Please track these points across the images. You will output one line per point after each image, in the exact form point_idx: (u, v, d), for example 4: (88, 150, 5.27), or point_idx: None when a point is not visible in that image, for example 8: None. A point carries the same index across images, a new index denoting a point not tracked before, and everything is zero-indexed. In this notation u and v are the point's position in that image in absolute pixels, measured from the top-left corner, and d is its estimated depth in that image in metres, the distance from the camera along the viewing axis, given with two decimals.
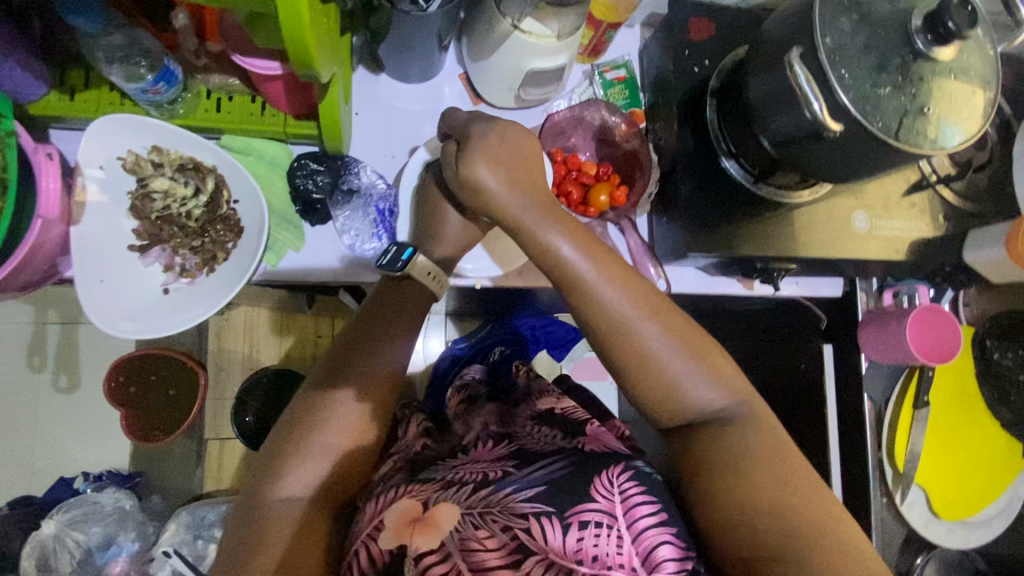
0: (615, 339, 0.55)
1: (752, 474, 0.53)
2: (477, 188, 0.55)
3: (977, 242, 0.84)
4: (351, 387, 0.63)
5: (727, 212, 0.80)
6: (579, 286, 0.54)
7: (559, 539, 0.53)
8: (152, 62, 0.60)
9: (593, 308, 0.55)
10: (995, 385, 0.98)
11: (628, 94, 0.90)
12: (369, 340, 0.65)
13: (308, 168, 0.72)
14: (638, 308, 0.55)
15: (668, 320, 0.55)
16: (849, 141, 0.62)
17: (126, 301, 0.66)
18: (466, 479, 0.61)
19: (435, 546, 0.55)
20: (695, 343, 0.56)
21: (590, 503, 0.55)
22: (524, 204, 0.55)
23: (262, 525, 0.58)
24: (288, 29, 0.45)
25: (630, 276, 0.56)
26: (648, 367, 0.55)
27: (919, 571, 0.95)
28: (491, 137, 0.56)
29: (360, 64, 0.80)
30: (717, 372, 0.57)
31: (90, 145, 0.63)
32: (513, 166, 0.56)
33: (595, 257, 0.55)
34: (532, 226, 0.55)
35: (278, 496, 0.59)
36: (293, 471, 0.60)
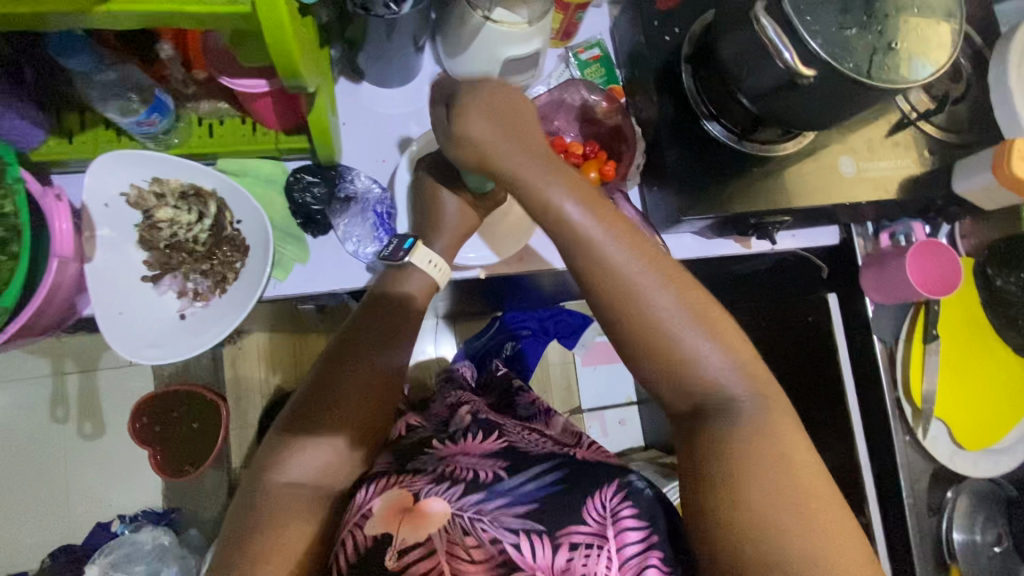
0: (615, 302, 0.56)
1: (760, 471, 0.52)
2: (472, 145, 0.58)
3: (965, 171, 0.85)
4: (364, 380, 0.65)
5: (717, 173, 0.81)
6: (579, 244, 0.56)
7: (547, 557, 0.56)
8: (143, 95, 0.62)
9: (599, 271, 0.56)
10: (1002, 312, 0.99)
11: (605, 72, 0.92)
12: (371, 338, 0.67)
13: (304, 181, 0.74)
14: (641, 267, 0.56)
15: (673, 285, 0.56)
16: (824, 86, 0.63)
17: (145, 329, 0.68)
18: (459, 476, 0.62)
19: (423, 539, 0.57)
20: (705, 312, 0.56)
21: (580, 525, 0.57)
22: (524, 160, 0.57)
23: (260, 508, 0.61)
24: (270, 35, 0.46)
25: (641, 243, 0.57)
26: (649, 332, 0.55)
27: (951, 505, 0.96)
28: (484, 92, 0.58)
29: (341, 75, 0.82)
30: (728, 344, 0.57)
31: (93, 183, 0.65)
32: (508, 122, 0.58)
33: (598, 217, 0.57)
34: (535, 180, 0.57)
35: (280, 482, 0.62)
36: (295, 458, 0.63)
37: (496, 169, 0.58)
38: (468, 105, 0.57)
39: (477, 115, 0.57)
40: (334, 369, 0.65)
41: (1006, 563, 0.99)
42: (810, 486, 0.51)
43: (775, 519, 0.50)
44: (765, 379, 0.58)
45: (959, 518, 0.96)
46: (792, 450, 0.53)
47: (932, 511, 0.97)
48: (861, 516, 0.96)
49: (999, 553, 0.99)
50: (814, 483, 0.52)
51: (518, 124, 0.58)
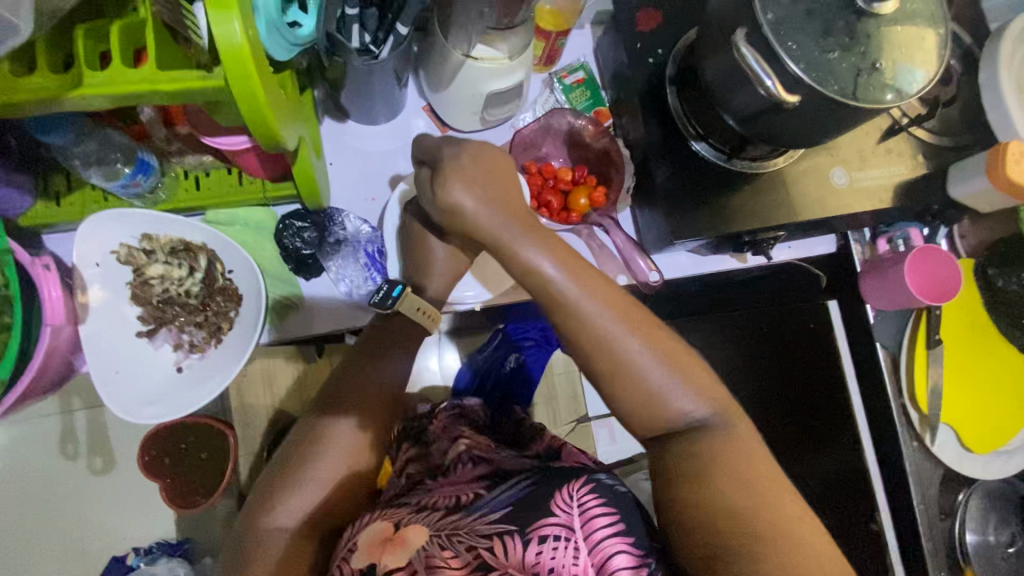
0: (590, 350, 0.56)
1: (743, 501, 0.53)
2: (457, 212, 0.59)
3: (959, 176, 0.85)
4: (349, 419, 0.67)
5: (707, 193, 0.80)
6: (556, 301, 0.56)
7: (518, 554, 0.55)
8: (127, 156, 0.63)
9: (576, 326, 0.56)
10: (1004, 311, 0.98)
11: (589, 95, 0.91)
12: (359, 365, 0.69)
13: (294, 227, 0.73)
14: (615, 320, 0.56)
15: (645, 333, 0.57)
16: (809, 109, 0.62)
17: (144, 386, 0.69)
18: (439, 504, 0.63)
19: (403, 563, 0.56)
20: (675, 355, 0.57)
21: (551, 517, 0.56)
22: (502, 223, 0.58)
23: (256, 554, 0.63)
24: (241, 99, 0.45)
25: (616, 297, 0.57)
26: (624, 379, 0.56)
27: (963, 509, 0.95)
28: (465, 162, 0.60)
29: (325, 114, 0.82)
30: (699, 386, 0.58)
31: (84, 245, 0.66)
32: (490, 187, 0.59)
33: (572, 274, 0.56)
34: (513, 242, 0.57)
35: (271, 524, 0.64)
36: (285, 501, 0.64)
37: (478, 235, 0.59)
38: (450, 174, 0.58)
39: (459, 186, 0.58)
40: (323, 411, 0.68)
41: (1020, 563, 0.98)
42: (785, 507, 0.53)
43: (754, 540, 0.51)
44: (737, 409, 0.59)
45: (971, 521, 0.95)
46: (767, 488, 0.54)
47: (944, 515, 0.96)
48: (872, 524, 0.95)
49: (1012, 552, 0.98)
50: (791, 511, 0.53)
51: (501, 193, 0.59)
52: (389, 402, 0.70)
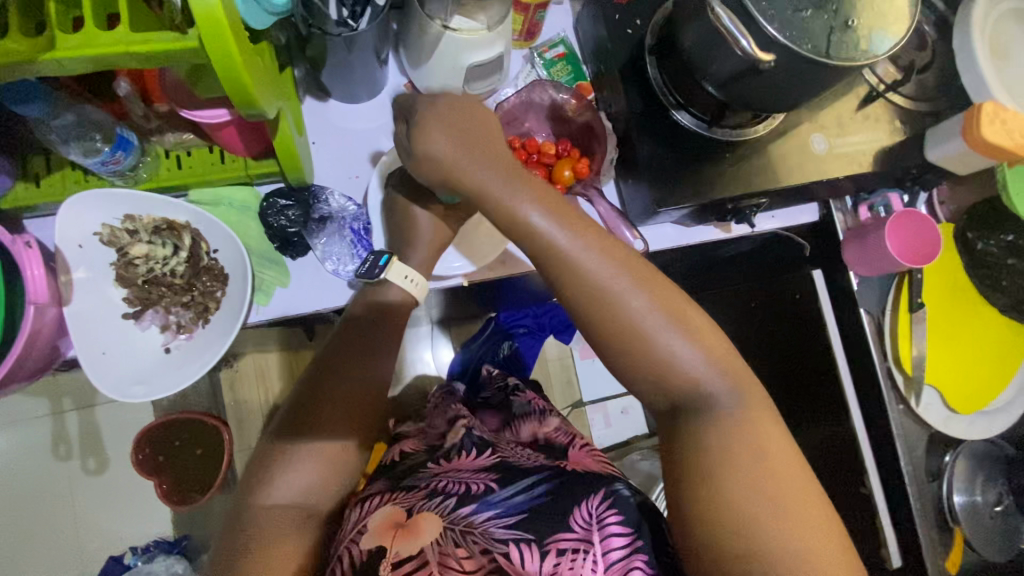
0: (589, 307, 0.58)
1: (739, 466, 0.53)
2: (434, 161, 0.60)
3: (935, 140, 0.85)
4: (344, 402, 0.68)
5: (690, 162, 0.81)
6: (549, 252, 0.58)
7: (536, 562, 0.56)
8: (107, 133, 0.63)
9: (573, 277, 0.57)
10: (985, 274, 0.99)
11: (571, 69, 0.92)
12: (358, 351, 0.70)
13: (278, 205, 0.74)
14: (616, 272, 0.58)
15: (652, 288, 0.58)
16: (786, 70, 0.63)
17: (131, 367, 0.69)
18: (449, 490, 0.63)
19: (416, 551, 0.57)
20: (681, 312, 0.58)
21: (568, 532, 0.57)
22: (486, 173, 0.59)
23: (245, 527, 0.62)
24: (218, 62, 0.45)
25: (614, 248, 0.59)
26: (623, 334, 0.57)
27: (949, 469, 0.97)
28: (441, 109, 0.61)
29: (307, 94, 0.82)
30: (705, 344, 0.58)
31: (65, 225, 0.65)
32: (472, 141, 0.60)
33: (563, 223, 0.58)
34: (499, 192, 0.59)
35: (265, 501, 0.63)
36: (280, 476, 0.64)
37: (460, 182, 0.60)
38: (426, 122, 0.60)
39: (434, 132, 0.60)
40: (319, 386, 0.68)
41: (1009, 522, 1.00)
42: (782, 468, 0.53)
43: (738, 495, 0.51)
44: (739, 372, 0.58)
45: (958, 481, 0.97)
46: (773, 457, 0.54)
47: (932, 477, 0.98)
48: (863, 488, 0.97)
49: (1001, 512, 1.00)
50: (787, 471, 0.53)
51: (479, 143, 0.60)
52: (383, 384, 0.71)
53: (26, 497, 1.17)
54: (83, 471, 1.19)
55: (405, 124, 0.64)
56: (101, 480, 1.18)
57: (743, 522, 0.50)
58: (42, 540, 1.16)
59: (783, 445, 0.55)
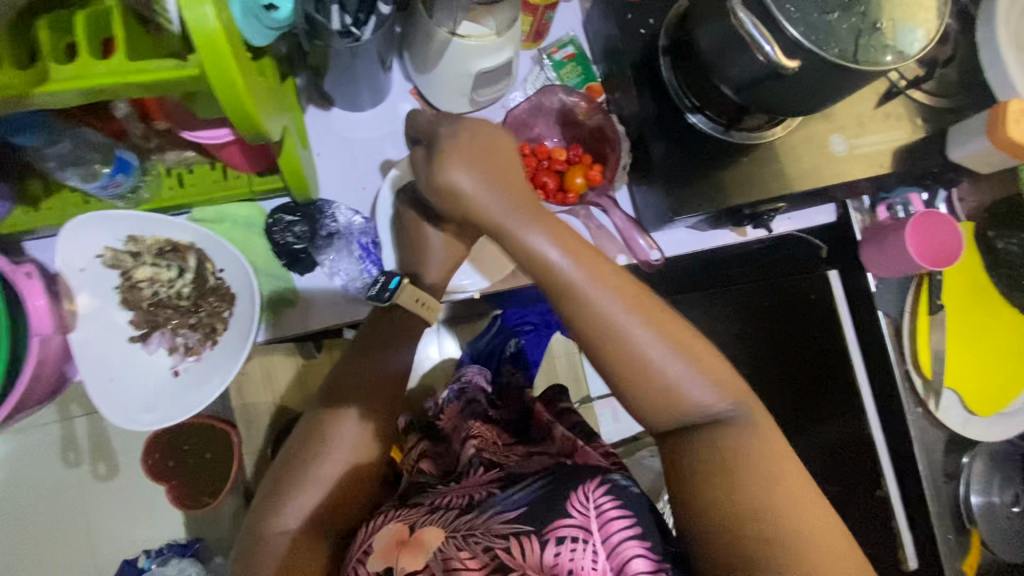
0: (600, 340, 0.55)
1: (775, 523, 0.49)
2: (453, 192, 0.57)
3: (958, 139, 0.83)
4: (352, 416, 0.66)
5: (706, 166, 0.79)
6: (563, 289, 0.56)
7: (536, 555, 0.53)
8: (105, 155, 0.62)
9: (581, 312, 0.55)
10: (1005, 273, 0.97)
11: (580, 70, 0.90)
12: (366, 353, 0.68)
13: (284, 221, 0.72)
14: (625, 308, 0.55)
15: (658, 322, 0.56)
16: (810, 75, 0.60)
17: (140, 392, 0.68)
18: (452, 504, 0.62)
19: (420, 566, 0.56)
20: (690, 346, 0.56)
21: (567, 518, 0.54)
22: (501, 204, 0.57)
23: (261, 553, 0.62)
24: (220, 88, 0.43)
25: (626, 284, 0.56)
26: (638, 371, 0.55)
27: (967, 471, 0.96)
28: (463, 139, 0.59)
29: (310, 102, 0.79)
30: (715, 377, 0.56)
31: (67, 251, 0.64)
32: (490, 169, 0.58)
33: (579, 260, 0.56)
34: (515, 228, 0.56)
35: (278, 523, 0.63)
36: (292, 501, 0.63)
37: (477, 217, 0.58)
38: (447, 157, 0.57)
39: (457, 165, 0.57)
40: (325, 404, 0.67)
41: None
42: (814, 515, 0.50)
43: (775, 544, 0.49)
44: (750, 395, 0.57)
45: (976, 483, 0.96)
46: (810, 513, 0.50)
47: (949, 478, 0.97)
48: (879, 490, 0.96)
49: (1017, 512, 0.99)
50: (824, 530, 0.50)
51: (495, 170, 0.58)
52: (389, 396, 0.68)
53: (38, 504, 1.16)
54: (94, 478, 1.18)
55: (423, 149, 0.61)
56: (112, 487, 1.18)
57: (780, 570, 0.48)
58: (55, 545, 1.16)
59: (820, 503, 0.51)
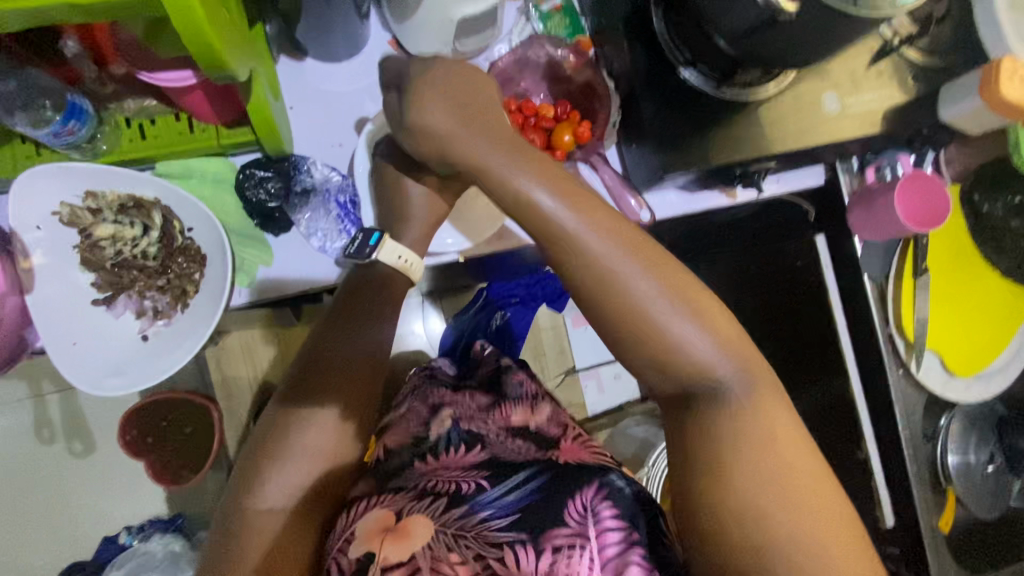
0: (597, 290, 0.53)
1: (766, 465, 0.49)
2: (429, 135, 0.56)
3: (952, 96, 0.81)
4: (334, 391, 0.63)
5: (696, 125, 0.76)
6: (557, 238, 0.54)
7: (531, 562, 0.53)
8: (56, 100, 0.57)
9: (578, 258, 0.54)
10: (989, 237, 0.98)
11: (568, 22, 0.86)
12: (347, 322, 0.66)
13: (256, 177, 0.68)
14: (619, 253, 0.53)
15: (656, 271, 0.53)
16: (805, 21, 0.58)
17: (107, 357, 0.65)
18: (439, 491, 0.59)
19: (407, 557, 0.54)
20: (692, 297, 0.54)
21: (563, 527, 0.54)
22: (487, 148, 0.55)
23: (236, 534, 0.58)
24: (178, 20, 0.40)
25: (619, 229, 0.54)
26: (634, 317, 0.53)
27: (944, 432, 0.98)
28: (439, 75, 0.57)
29: (281, 53, 0.75)
30: (715, 327, 0.54)
31: (19, 205, 0.60)
32: (468, 108, 0.56)
33: (572, 204, 0.54)
34: (501, 170, 0.54)
35: (260, 506, 0.59)
36: (272, 481, 0.60)
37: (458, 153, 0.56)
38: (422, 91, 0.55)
39: (433, 103, 0.56)
40: (304, 373, 0.63)
41: (999, 480, 1.02)
42: (798, 462, 0.50)
43: (751, 486, 0.49)
44: (759, 364, 0.55)
45: (952, 443, 0.99)
46: (798, 457, 0.50)
47: (927, 439, 0.99)
48: (858, 452, 0.98)
49: (992, 471, 1.02)
50: (811, 478, 0.49)
51: None
52: (375, 372, 0.66)
53: (13, 481, 1.13)
54: (70, 454, 1.16)
55: (397, 92, 0.59)
56: (89, 462, 1.15)
57: (750, 511, 0.48)
58: (33, 524, 1.14)
59: (806, 449, 0.51)
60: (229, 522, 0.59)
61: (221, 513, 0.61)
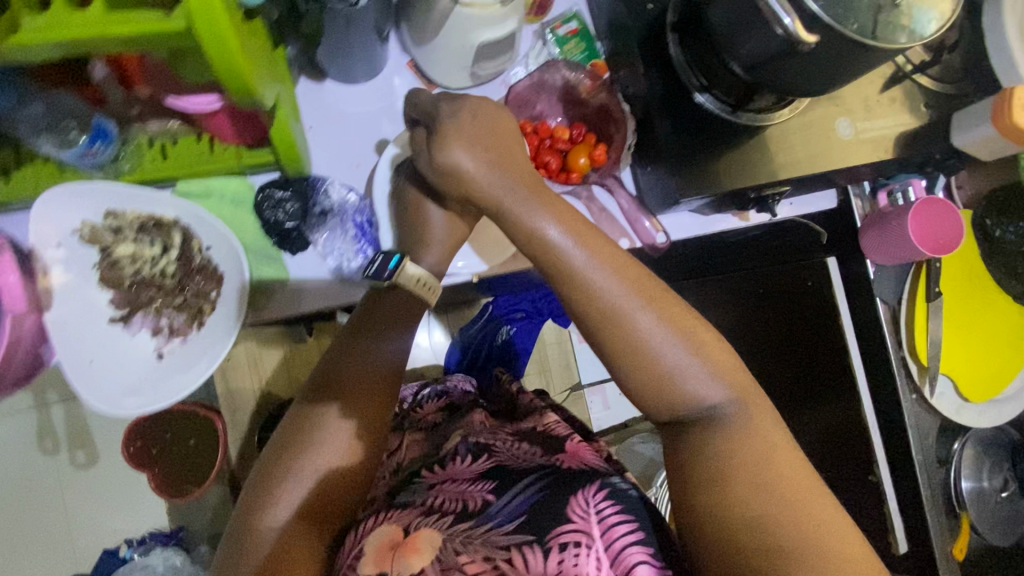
0: (600, 322, 0.54)
1: (791, 503, 0.48)
2: (454, 172, 0.56)
3: (964, 125, 0.80)
4: (347, 407, 0.62)
5: (710, 147, 0.77)
6: (565, 273, 0.54)
7: (540, 563, 0.52)
8: (83, 122, 0.59)
9: (584, 292, 0.54)
10: (1002, 261, 0.98)
11: (585, 46, 0.87)
12: (359, 342, 0.64)
13: (274, 197, 0.69)
14: (623, 290, 0.54)
15: (660, 305, 0.54)
16: (822, 53, 0.58)
17: (123, 377, 0.65)
18: (447, 507, 0.58)
19: (419, 569, 0.53)
20: (695, 334, 0.54)
21: (568, 523, 0.53)
22: (506, 189, 0.56)
23: (247, 550, 0.57)
24: (214, 51, 0.40)
25: (626, 266, 0.55)
26: (638, 352, 0.53)
27: (958, 457, 0.97)
28: (465, 121, 0.57)
29: (301, 74, 0.75)
30: (716, 364, 0.54)
31: (39, 226, 0.60)
32: (488, 144, 0.57)
33: (584, 242, 0.55)
34: (518, 209, 0.55)
35: (270, 521, 0.58)
36: (282, 496, 0.59)
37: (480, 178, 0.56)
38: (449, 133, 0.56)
39: (458, 145, 0.56)
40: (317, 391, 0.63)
41: (1013, 506, 1.01)
42: (819, 501, 0.49)
43: (770, 520, 0.48)
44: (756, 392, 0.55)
45: (965, 467, 0.98)
46: (818, 499, 0.49)
47: (940, 463, 0.98)
48: (870, 476, 0.97)
49: (1005, 497, 1.01)
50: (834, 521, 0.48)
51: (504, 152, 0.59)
52: (390, 385, 0.66)
53: (15, 492, 1.13)
54: (72, 465, 1.15)
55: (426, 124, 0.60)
56: (92, 474, 1.15)
57: (770, 548, 0.47)
58: (33, 536, 1.13)
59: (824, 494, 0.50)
60: (238, 534, 0.58)
61: (231, 526, 0.60)
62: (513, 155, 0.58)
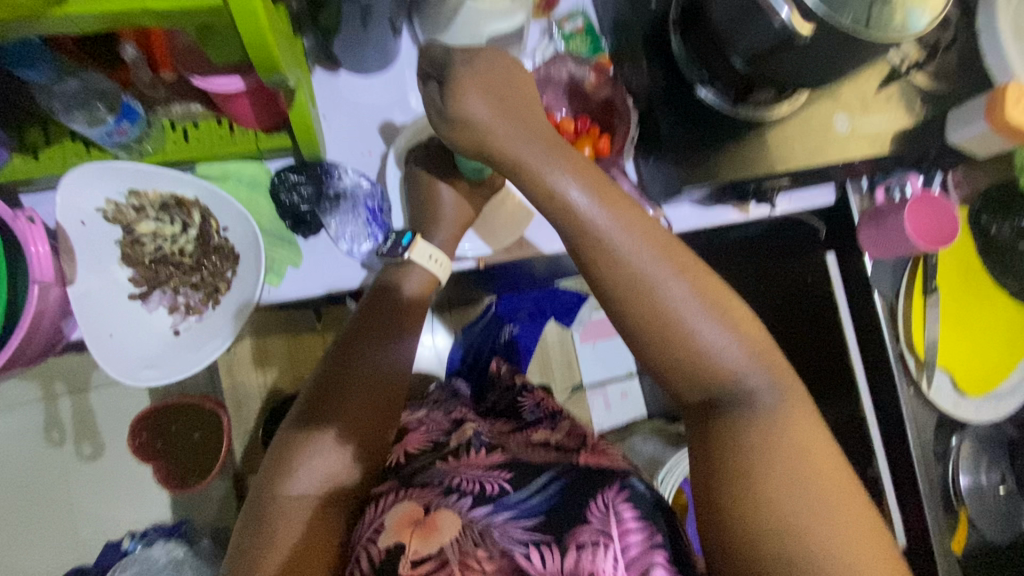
0: (625, 292, 0.56)
1: (797, 477, 0.50)
2: (468, 124, 0.56)
3: (958, 121, 0.84)
4: (365, 387, 0.65)
5: (711, 138, 0.79)
6: (593, 240, 0.56)
7: (556, 562, 0.53)
8: (110, 102, 0.61)
9: (608, 256, 0.56)
10: (996, 258, 1.00)
11: (589, 41, 0.90)
12: (382, 328, 0.68)
13: (290, 181, 0.72)
14: (650, 258, 0.56)
15: (690, 272, 0.56)
16: (819, 44, 0.61)
17: (141, 349, 0.68)
18: (465, 488, 0.59)
19: (435, 550, 0.54)
20: (725, 306, 0.56)
21: (586, 524, 0.54)
22: (526, 148, 0.56)
23: (267, 517, 0.59)
24: (244, 23, 0.43)
25: (653, 231, 0.57)
26: (660, 321, 0.55)
27: (956, 451, 0.98)
28: (478, 67, 0.56)
29: (316, 65, 0.78)
30: (746, 337, 0.57)
31: (68, 201, 0.63)
32: (507, 101, 0.56)
33: (603, 203, 0.56)
34: (538, 166, 0.56)
35: (290, 492, 0.60)
36: (303, 468, 0.61)
37: (495, 157, 0.59)
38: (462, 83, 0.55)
39: (474, 96, 0.55)
40: (339, 373, 0.65)
41: (1010, 502, 1.02)
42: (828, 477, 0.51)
43: (775, 491, 0.50)
44: (785, 371, 0.57)
45: (963, 463, 0.99)
46: (826, 474, 0.51)
47: (938, 459, 0.99)
48: (870, 468, 0.99)
49: (1002, 492, 1.02)
50: (842, 497, 0.50)
51: None
52: (401, 373, 0.68)
53: (22, 482, 1.15)
54: (78, 457, 1.17)
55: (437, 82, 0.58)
56: (96, 465, 1.17)
57: (782, 527, 0.49)
58: (39, 526, 1.14)
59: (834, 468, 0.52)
60: (259, 505, 0.61)
61: (252, 493, 0.63)
62: (528, 119, 0.57)
